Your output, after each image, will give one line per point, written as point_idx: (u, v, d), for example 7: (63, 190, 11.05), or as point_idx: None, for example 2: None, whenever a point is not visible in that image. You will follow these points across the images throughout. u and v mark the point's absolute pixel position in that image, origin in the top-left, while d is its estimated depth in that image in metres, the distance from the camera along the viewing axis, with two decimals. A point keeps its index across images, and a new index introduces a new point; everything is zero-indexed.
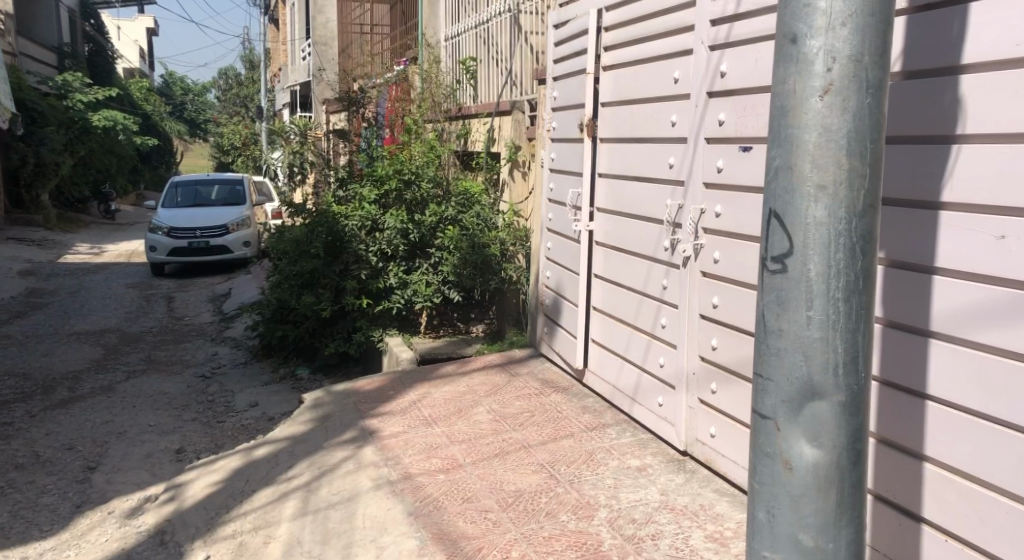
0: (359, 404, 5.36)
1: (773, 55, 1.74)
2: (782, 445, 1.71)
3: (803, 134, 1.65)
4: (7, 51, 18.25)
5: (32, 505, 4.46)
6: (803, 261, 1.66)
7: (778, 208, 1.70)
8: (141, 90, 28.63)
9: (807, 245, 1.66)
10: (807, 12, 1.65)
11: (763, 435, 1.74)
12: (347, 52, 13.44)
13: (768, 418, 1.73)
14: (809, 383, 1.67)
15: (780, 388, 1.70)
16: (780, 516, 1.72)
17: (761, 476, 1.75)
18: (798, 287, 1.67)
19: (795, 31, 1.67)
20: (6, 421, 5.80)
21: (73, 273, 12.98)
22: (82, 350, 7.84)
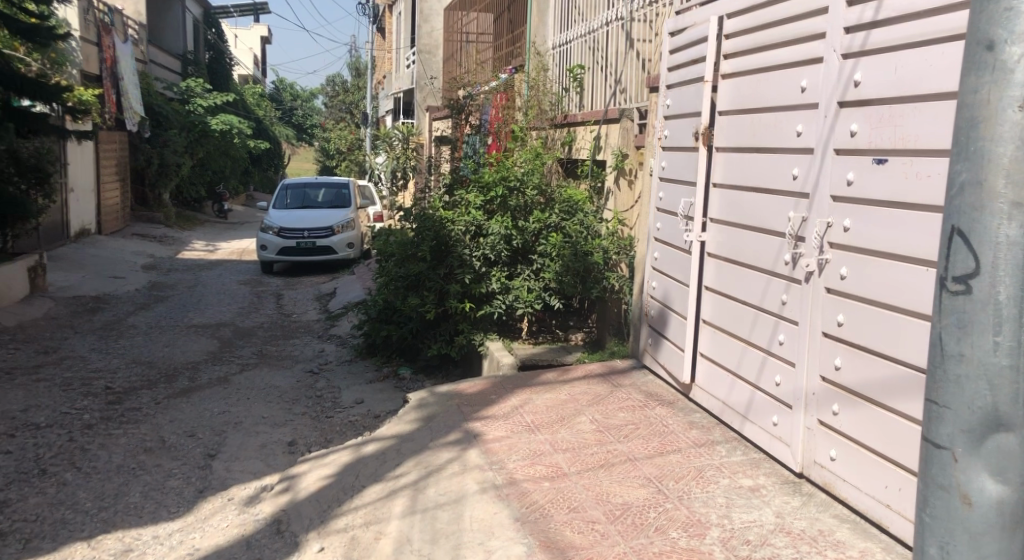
0: (462, 407, 5.41)
1: (962, 63, 1.65)
2: (960, 478, 1.62)
3: (997, 148, 1.57)
4: (139, 58, 19.53)
5: (160, 487, 4.73)
6: (992, 283, 1.57)
7: (964, 226, 1.61)
8: (254, 95, 29.97)
9: (996, 267, 1.56)
10: (1007, 17, 1.56)
11: (937, 465, 1.66)
12: (452, 60, 13.66)
13: (944, 448, 1.64)
14: (994, 413, 1.58)
15: (961, 417, 1.61)
16: (956, 554, 1.64)
17: (934, 509, 1.67)
18: (985, 310, 1.58)
19: (992, 38, 1.58)
20: (134, 406, 6.16)
21: (190, 268, 13.69)
22: (201, 343, 8.25)
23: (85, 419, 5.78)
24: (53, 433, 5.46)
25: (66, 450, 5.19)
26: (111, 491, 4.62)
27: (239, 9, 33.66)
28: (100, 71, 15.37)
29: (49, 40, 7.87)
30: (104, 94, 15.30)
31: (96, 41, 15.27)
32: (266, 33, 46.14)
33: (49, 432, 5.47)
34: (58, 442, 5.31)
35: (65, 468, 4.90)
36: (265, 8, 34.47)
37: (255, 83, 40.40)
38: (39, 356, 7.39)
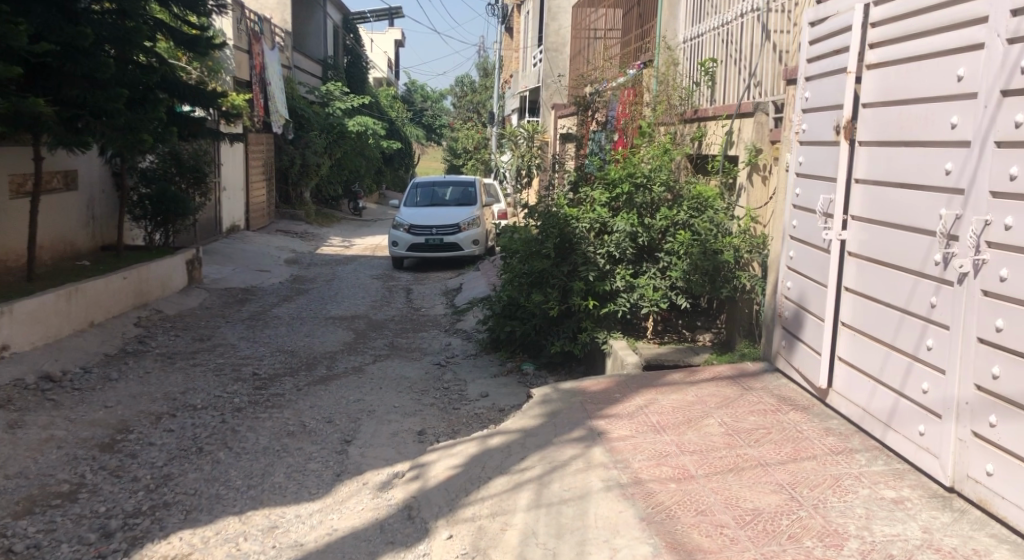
0: (587, 404, 5.42)
1: None
2: None
3: None
4: (285, 65, 20.75)
5: (301, 469, 5.02)
6: None
7: None
8: (388, 97, 31.12)
9: None
10: None
11: None
12: (580, 57, 13.66)
13: None
14: None
15: None
16: None
17: None
18: None
19: None
20: (278, 392, 6.57)
21: (328, 263, 14.42)
22: (337, 334, 8.68)
23: (235, 402, 6.22)
24: (208, 414, 5.92)
25: (219, 430, 5.61)
26: (258, 471, 4.96)
27: (375, 14, 35.11)
28: (250, 77, 16.46)
29: (208, 49, 8.45)
30: (253, 99, 16.35)
31: (247, 49, 16.36)
32: (400, 37, 47.86)
33: (205, 414, 5.93)
34: (213, 423, 5.75)
35: (218, 447, 5.29)
36: (399, 12, 35.69)
37: (389, 85, 41.97)
38: (196, 343, 8.02)
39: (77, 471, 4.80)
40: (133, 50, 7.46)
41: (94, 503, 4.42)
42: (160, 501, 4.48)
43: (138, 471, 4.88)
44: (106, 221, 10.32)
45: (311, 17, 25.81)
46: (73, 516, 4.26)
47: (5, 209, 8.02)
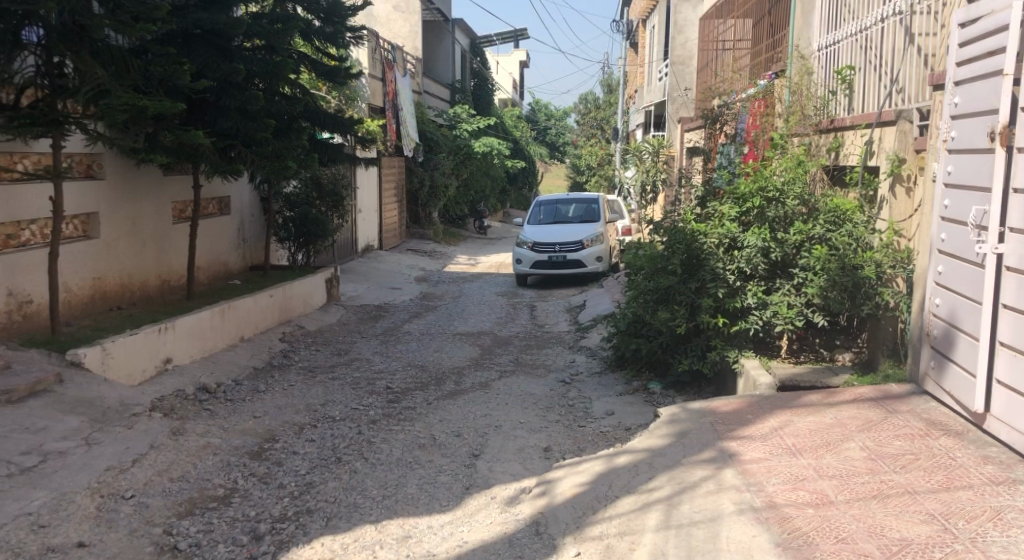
0: (717, 425, 5.27)
1: None
2: None
3: None
4: (416, 90, 21.57)
5: (432, 481, 5.17)
6: None
7: None
8: (513, 117, 31.62)
9: None
10: None
11: None
12: (708, 69, 13.41)
13: None
14: None
15: None
16: None
17: None
18: None
19: None
20: (410, 406, 6.79)
21: (455, 281, 14.80)
22: (465, 349, 8.88)
23: (370, 415, 6.49)
24: (346, 426, 6.21)
25: (355, 441, 5.87)
26: (392, 482, 5.14)
27: (501, 37, 35.94)
28: (384, 103, 17.23)
29: (346, 80, 8.93)
30: (386, 124, 17.11)
31: (381, 77, 17.17)
32: (525, 58, 48.69)
33: (342, 425, 6.23)
34: (349, 434, 6.02)
35: (355, 457, 5.54)
36: (524, 34, 36.28)
37: (514, 105, 42.69)
38: (334, 357, 8.44)
39: (230, 477, 5.17)
40: (280, 83, 8.01)
41: (245, 507, 4.74)
42: (303, 507, 4.74)
43: (283, 478, 5.19)
44: (255, 243, 11.10)
45: (440, 43, 26.71)
46: (227, 519, 4.58)
47: (170, 232, 8.78)
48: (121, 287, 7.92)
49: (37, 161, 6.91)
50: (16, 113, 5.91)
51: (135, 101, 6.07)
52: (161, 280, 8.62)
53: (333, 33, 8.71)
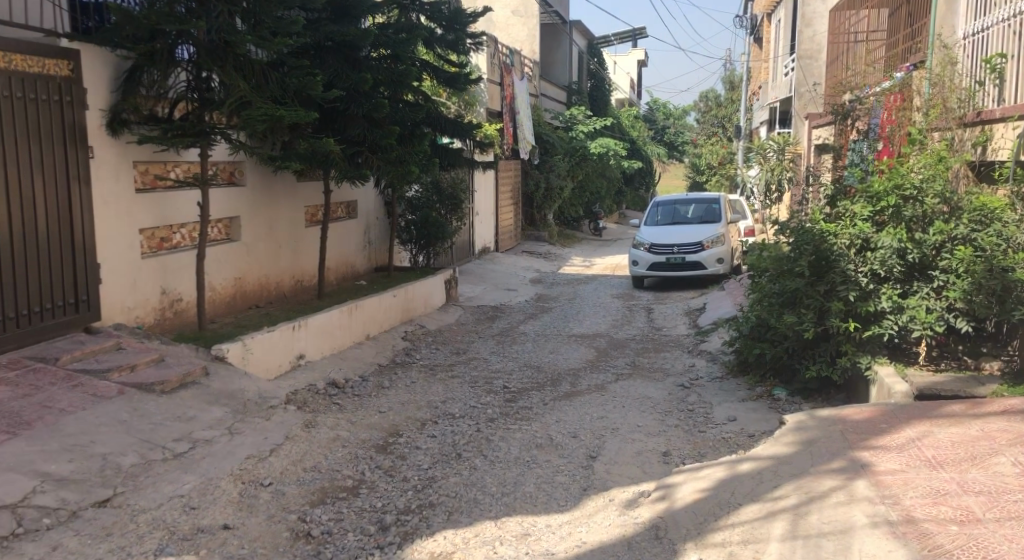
0: (848, 434, 5.04)
1: None
2: None
3: None
4: (532, 93, 21.77)
5: (550, 481, 5.21)
6: None
7: None
8: (630, 117, 31.34)
9: None
10: None
11: None
12: (839, 63, 12.84)
13: None
14: None
15: None
16: None
17: None
18: None
19: None
20: (527, 406, 6.87)
21: (571, 282, 14.82)
22: (581, 351, 8.89)
23: (489, 413, 6.61)
24: (465, 423, 6.36)
25: (475, 439, 6.00)
26: (512, 480, 5.22)
27: (618, 37, 35.77)
28: (502, 107, 17.51)
29: (466, 85, 9.04)
30: (504, 127, 17.37)
31: (499, 82, 17.48)
32: (643, 57, 48.16)
33: (462, 422, 6.38)
34: (469, 431, 6.16)
35: (475, 455, 5.66)
36: (642, 32, 35.82)
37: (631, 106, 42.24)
38: (453, 356, 8.65)
39: (357, 469, 5.41)
40: (404, 90, 8.28)
41: (372, 498, 4.94)
42: (426, 501, 4.89)
43: (407, 472, 5.37)
44: (380, 245, 11.54)
45: (557, 46, 26.85)
46: (356, 509, 4.79)
47: (302, 235, 9.27)
48: (259, 286, 8.43)
49: (188, 169, 7.47)
50: (170, 126, 6.43)
51: (273, 111, 6.46)
52: (295, 280, 9.12)
53: (455, 40, 8.94)
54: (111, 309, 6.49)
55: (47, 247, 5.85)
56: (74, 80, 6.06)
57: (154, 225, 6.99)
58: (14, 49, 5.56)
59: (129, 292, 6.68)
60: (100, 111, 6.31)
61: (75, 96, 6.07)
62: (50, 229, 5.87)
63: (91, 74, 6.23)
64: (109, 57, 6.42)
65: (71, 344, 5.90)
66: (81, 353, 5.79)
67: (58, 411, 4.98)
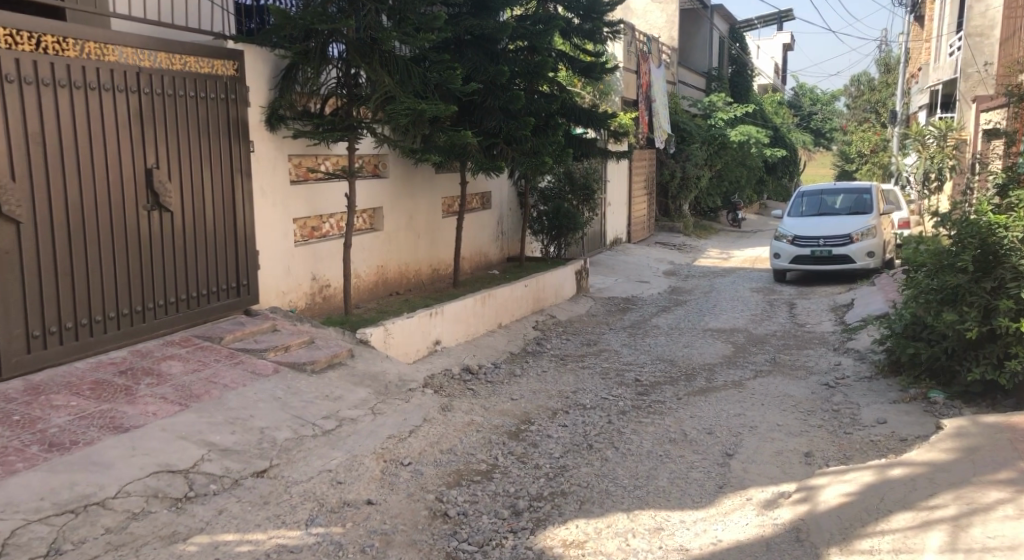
0: (1016, 443, 4.65)
1: None
2: None
3: None
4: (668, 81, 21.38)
5: (684, 476, 5.11)
6: None
7: None
8: (773, 104, 30.07)
9: None
10: None
11: None
12: (1015, 40, 11.78)
13: None
14: None
15: None
16: None
17: None
18: None
19: None
20: (660, 399, 6.77)
21: (706, 275, 14.44)
22: (718, 346, 8.67)
23: (621, 406, 6.57)
24: (597, 414, 6.36)
25: (607, 430, 5.99)
26: (644, 473, 5.17)
27: (762, 20, 34.45)
28: (637, 96, 17.30)
29: (602, 75, 9.05)
30: (639, 116, 17.15)
31: (636, 70, 17.34)
32: (788, 41, 46.03)
33: (594, 413, 6.38)
34: (601, 422, 6.15)
35: (607, 446, 5.65)
36: (790, 15, 34.26)
37: (775, 91, 40.53)
38: (585, 347, 8.66)
39: (492, 453, 5.53)
40: (540, 81, 8.34)
41: (505, 483, 5.04)
42: (558, 489, 4.94)
43: (540, 459, 5.44)
44: (512, 235, 11.72)
45: (697, 32, 26.24)
46: (490, 493, 4.90)
47: (440, 225, 9.56)
48: (399, 274, 8.78)
49: (336, 162, 7.88)
50: (321, 121, 6.82)
51: (415, 105, 6.69)
52: (432, 269, 9.43)
53: (592, 29, 8.93)
54: (267, 293, 6.97)
55: (213, 234, 6.35)
56: (238, 78, 6.52)
57: (306, 215, 7.42)
58: (187, 52, 6.04)
59: (283, 277, 7.14)
60: (260, 108, 6.75)
61: (239, 94, 6.53)
62: (215, 218, 6.36)
63: (253, 72, 6.68)
64: (269, 56, 6.84)
65: (233, 325, 6.38)
66: (242, 333, 6.25)
67: (222, 387, 5.40)
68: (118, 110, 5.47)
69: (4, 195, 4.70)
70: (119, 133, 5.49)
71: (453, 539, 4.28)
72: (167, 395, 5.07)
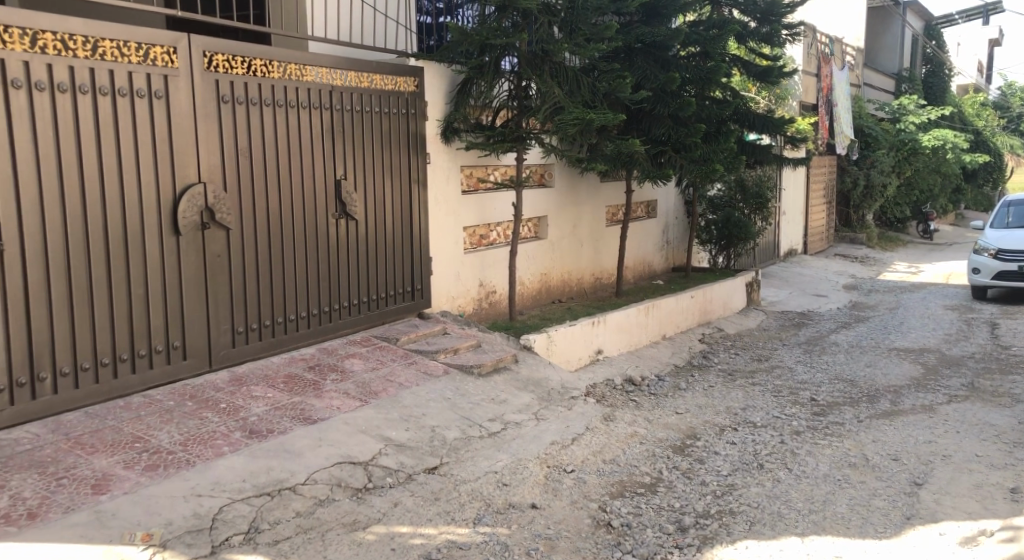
0: None
1: None
2: None
3: None
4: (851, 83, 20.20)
5: (866, 504, 4.78)
6: None
7: None
8: (974, 105, 27.48)
9: None
10: None
11: None
12: None
13: None
14: None
15: None
16: None
17: None
18: None
19: None
20: (838, 421, 6.39)
21: (892, 290, 13.43)
22: (905, 367, 8.03)
23: (794, 425, 6.26)
24: (768, 433, 6.09)
25: (779, 450, 5.72)
26: (820, 497, 4.89)
27: (965, 14, 31.69)
28: (817, 99, 16.49)
29: (779, 78, 8.69)
30: (819, 121, 16.35)
31: (817, 73, 16.56)
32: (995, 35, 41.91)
33: (765, 432, 6.13)
34: (772, 442, 5.89)
35: (779, 467, 5.40)
36: (998, 7, 31.22)
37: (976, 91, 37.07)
38: (755, 363, 8.32)
39: (656, 467, 5.45)
40: (712, 87, 8.12)
41: (670, 498, 4.94)
42: (727, 508, 4.78)
43: (706, 476, 5.29)
44: (678, 244, 11.50)
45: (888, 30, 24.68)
46: (654, 506, 4.83)
47: (605, 234, 9.58)
48: (563, 282, 8.89)
49: (505, 172, 8.09)
50: (493, 133, 7.02)
51: (584, 114, 6.74)
52: (595, 277, 9.46)
53: (770, 32, 8.59)
54: (439, 298, 7.28)
55: (392, 240, 6.72)
56: (418, 94, 6.86)
57: (475, 223, 7.67)
58: (374, 69, 6.43)
59: (453, 283, 7.43)
60: (436, 121, 7.08)
61: (418, 109, 6.89)
62: (394, 226, 6.73)
63: (431, 87, 7.01)
64: (446, 71, 7.16)
65: (407, 327, 6.73)
66: (415, 335, 6.57)
67: (398, 385, 5.71)
68: (312, 125, 5.93)
69: (218, 204, 5.22)
70: (312, 147, 5.95)
71: (617, 550, 4.26)
72: (350, 391, 5.43)
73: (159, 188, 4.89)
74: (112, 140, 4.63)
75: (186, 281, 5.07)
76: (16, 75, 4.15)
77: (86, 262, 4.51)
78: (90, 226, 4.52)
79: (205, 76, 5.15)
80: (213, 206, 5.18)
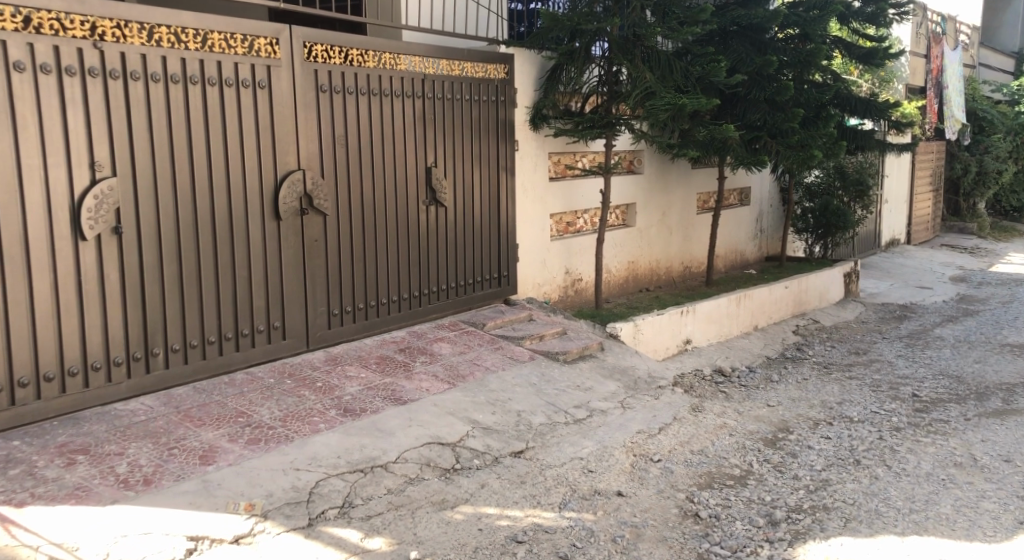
0: None
1: None
2: None
3: None
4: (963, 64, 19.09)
5: (973, 505, 4.55)
6: None
7: None
8: None
9: None
10: None
11: None
12: None
13: None
14: None
15: None
16: None
17: None
18: None
19: None
20: (943, 418, 6.09)
21: (1006, 283, 12.65)
22: (1019, 364, 7.57)
23: (894, 421, 6.01)
24: (866, 428, 5.87)
25: (877, 447, 5.51)
26: (922, 497, 4.68)
27: None
28: (926, 81, 15.67)
29: (884, 60, 8.29)
30: (927, 104, 15.55)
31: (926, 54, 15.74)
32: None
33: (862, 427, 5.91)
34: (870, 437, 5.68)
35: (877, 464, 5.20)
36: None
37: None
38: (852, 356, 8.03)
39: (746, 459, 5.34)
40: (811, 70, 7.83)
41: (761, 491, 4.84)
42: (820, 503, 4.64)
43: (799, 470, 5.15)
44: (772, 233, 11.16)
45: (1007, 6, 23.18)
46: (744, 499, 4.74)
47: (695, 222, 9.41)
48: (651, 270, 8.79)
49: (593, 159, 8.04)
50: (582, 119, 7.00)
51: (676, 100, 6.63)
52: (684, 266, 9.31)
53: (875, 13, 8.20)
54: (526, 284, 7.33)
55: (481, 227, 6.81)
56: (508, 80, 6.89)
57: (562, 211, 7.66)
58: (466, 57, 6.50)
59: (539, 270, 7.45)
60: (525, 107, 7.08)
61: (507, 96, 6.93)
62: (483, 212, 6.81)
63: (521, 74, 7.03)
64: (536, 57, 7.16)
65: (494, 312, 6.80)
66: (502, 321, 6.63)
67: (485, 369, 5.79)
68: (405, 112, 6.06)
69: (316, 190, 5.40)
70: (405, 134, 6.07)
71: (705, 541, 4.20)
72: (439, 374, 5.54)
73: (261, 175, 5.10)
74: (219, 129, 4.85)
75: (286, 265, 5.27)
76: (135, 66, 4.41)
77: (195, 245, 4.75)
78: (199, 212, 4.76)
79: (305, 66, 5.32)
80: (311, 192, 5.37)
